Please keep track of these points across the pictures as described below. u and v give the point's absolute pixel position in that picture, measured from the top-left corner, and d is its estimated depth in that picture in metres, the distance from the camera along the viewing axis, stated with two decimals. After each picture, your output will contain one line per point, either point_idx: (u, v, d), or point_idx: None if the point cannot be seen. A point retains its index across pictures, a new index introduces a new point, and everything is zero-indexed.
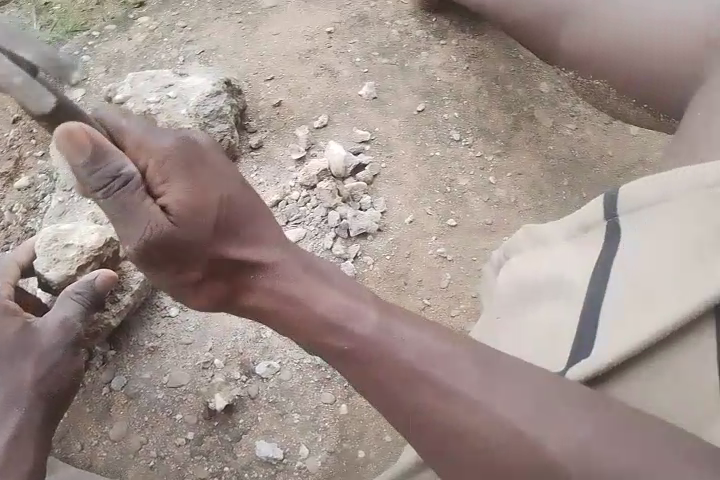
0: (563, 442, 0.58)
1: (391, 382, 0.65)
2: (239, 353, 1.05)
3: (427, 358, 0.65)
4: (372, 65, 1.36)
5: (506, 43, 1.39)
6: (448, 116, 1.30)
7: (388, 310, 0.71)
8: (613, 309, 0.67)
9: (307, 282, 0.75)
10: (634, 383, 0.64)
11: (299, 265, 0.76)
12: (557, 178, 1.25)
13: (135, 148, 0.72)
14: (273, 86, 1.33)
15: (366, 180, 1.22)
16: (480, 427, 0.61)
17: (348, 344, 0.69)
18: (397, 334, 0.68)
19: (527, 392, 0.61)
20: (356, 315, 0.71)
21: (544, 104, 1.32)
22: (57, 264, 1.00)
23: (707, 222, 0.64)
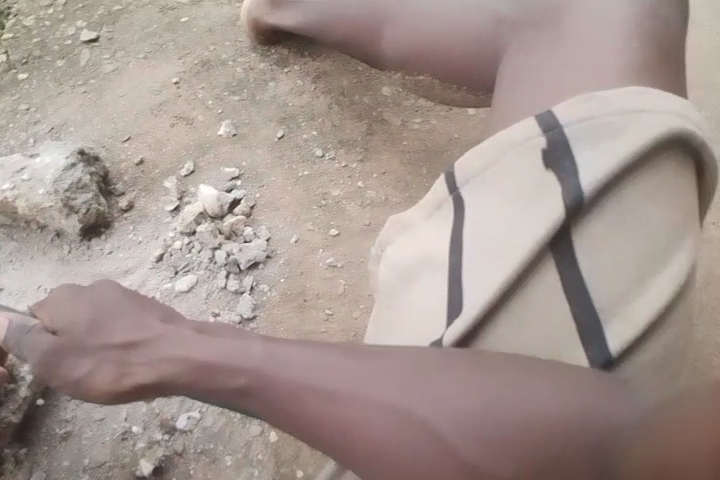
0: (442, 406, 0.63)
1: (288, 401, 0.69)
2: (157, 413, 1.03)
3: (314, 369, 0.69)
4: (226, 105, 1.40)
5: (344, 59, 1.47)
6: (308, 136, 1.37)
7: (273, 339, 0.74)
8: (470, 266, 0.73)
9: (193, 340, 0.76)
10: (504, 330, 0.70)
11: (187, 328, 0.79)
12: (416, 168, 1.36)
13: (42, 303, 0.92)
14: (132, 146, 1.33)
15: (244, 213, 1.26)
16: (368, 417, 0.66)
17: (243, 380, 0.71)
18: (285, 357, 0.72)
19: (405, 373, 0.66)
20: (242, 353, 0.73)
21: (390, 106, 1.42)
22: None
23: (528, 175, 0.74)
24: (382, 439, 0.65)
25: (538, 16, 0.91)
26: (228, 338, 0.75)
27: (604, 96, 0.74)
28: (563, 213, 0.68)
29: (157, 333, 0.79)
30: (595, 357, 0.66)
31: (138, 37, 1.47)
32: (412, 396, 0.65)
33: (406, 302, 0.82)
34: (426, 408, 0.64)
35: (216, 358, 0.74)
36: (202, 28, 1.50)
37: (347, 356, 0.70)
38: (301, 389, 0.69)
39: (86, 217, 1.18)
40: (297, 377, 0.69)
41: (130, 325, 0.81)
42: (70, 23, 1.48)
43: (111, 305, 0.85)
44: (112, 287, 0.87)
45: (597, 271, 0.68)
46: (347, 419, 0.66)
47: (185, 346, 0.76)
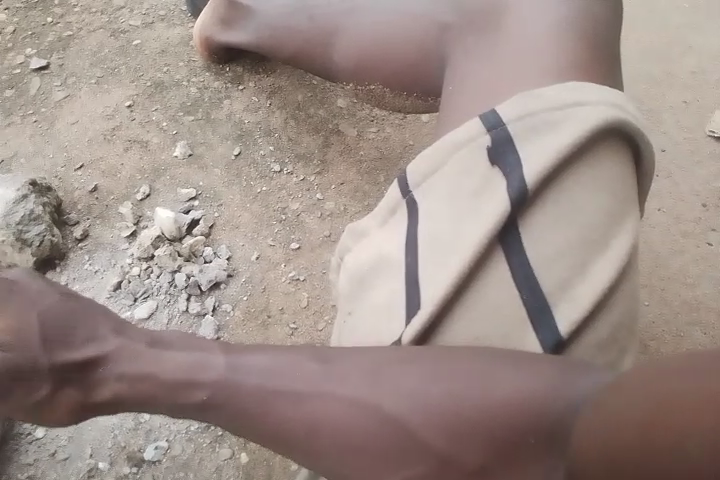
0: (403, 395, 0.65)
1: (252, 407, 0.69)
2: (123, 447, 1.00)
3: (277, 371, 0.70)
4: (181, 125, 1.38)
5: (298, 73, 1.47)
6: (265, 152, 1.37)
7: (232, 348, 0.74)
8: (425, 266, 0.74)
9: (151, 356, 0.75)
10: (460, 324, 0.71)
11: (141, 342, 0.76)
12: (374, 177, 1.37)
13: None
14: (85, 174, 1.31)
15: (203, 233, 1.24)
16: (332, 412, 0.66)
17: (205, 394, 0.71)
18: (246, 364, 0.71)
19: (366, 367, 0.68)
20: (202, 365, 0.72)
21: (345, 116, 1.43)
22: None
23: (475, 173, 0.75)
24: (346, 433, 0.66)
25: (479, 18, 0.92)
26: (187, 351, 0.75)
27: (542, 92, 0.76)
28: (508, 208, 0.70)
29: (113, 351, 0.76)
30: (544, 340, 0.70)
31: (89, 62, 1.45)
32: (374, 388, 0.66)
33: (364, 309, 0.81)
34: (388, 398, 0.65)
35: (177, 372, 0.73)
36: (155, 49, 1.48)
37: (310, 357, 0.71)
38: (265, 393, 0.69)
39: (40, 249, 1.16)
40: (259, 383, 0.69)
41: (86, 340, 0.77)
42: (18, 52, 1.45)
43: (57, 312, 0.79)
44: (54, 291, 0.81)
45: (543, 259, 0.70)
46: (311, 416, 0.67)
47: (144, 362, 0.75)
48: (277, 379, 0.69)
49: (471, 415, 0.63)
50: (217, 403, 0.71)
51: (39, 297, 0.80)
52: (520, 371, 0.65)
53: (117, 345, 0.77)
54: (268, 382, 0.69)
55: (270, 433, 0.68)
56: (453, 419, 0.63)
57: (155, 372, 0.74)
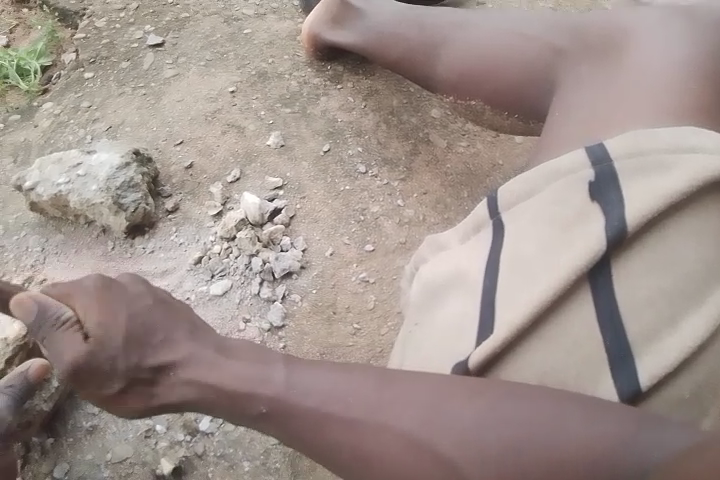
0: (456, 438, 0.64)
1: (306, 424, 0.71)
2: (181, 414, 1.05)
3: (334, 392, 0.71)
4: (277, 116, 1.43)
5: (396, 79, 1.48)
6: (353, 152, 1.38)
7: (293, 362, 0.77)
8: (502, 289, 0.73)
9: (216, 362, 0.79)
10: (534, 354, 0.69)
11: (210, 347, 0.81)
12: (457, 190, 1.35)
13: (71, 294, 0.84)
14: (183, 150, 1.38)
15: (283, 223, 1.28)
16: (384, 443, 0.67)
17: (264, 407, 0.74)
18: (307, 380, 0.73)
19: (423, 402, 0.67)
20: (263, 378, 0.75)
21: (437, 127, 1.43)
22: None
23: (571, 204, 0.72)
24: (397, 468, 0.66)
25: (596, 48, 0.91)
26: (249, 361, 0.79)
27: (655, 132, 0.73)
28: (605, 244, 0.67)
29: (185, 354, 0.80)
30: (622, 388, 0.66)
31: (200, 44, 1.53)
32: (429, 426, 0.66)
33: (432, 322, 0.81)
34: (441, 438, 0.65)
35: (236, 382, 0.76)
36: (263, 40, 1.54)
37: (369, 381, 0.71)
38: (322, 413, 0.71)
39: (133, 215, 1.22)
40: (314, 403, 0.71)
41: (162, 343, 0.81)
42: (138, 28, 1.55)
43: (146, 317, 0.82)
44: (147, 292, 0.85)
45: (632, 305, 0.67)
46: (364, 443, 0.68)
47: (209, 366, 0.79)
48: (335, 399, 0.71)
49: (522, 468, 0.61)
50: (273, 417, 0.74)
51: (128, 295, 0.84)
52: (577, 423, 0.63)
53: (189, 349, 0.81)
54: (326, 402, 0.71)
55: (322, 452, 0.71)
56: (503, 470, 0.62)
57: (217, 378, 0.78)
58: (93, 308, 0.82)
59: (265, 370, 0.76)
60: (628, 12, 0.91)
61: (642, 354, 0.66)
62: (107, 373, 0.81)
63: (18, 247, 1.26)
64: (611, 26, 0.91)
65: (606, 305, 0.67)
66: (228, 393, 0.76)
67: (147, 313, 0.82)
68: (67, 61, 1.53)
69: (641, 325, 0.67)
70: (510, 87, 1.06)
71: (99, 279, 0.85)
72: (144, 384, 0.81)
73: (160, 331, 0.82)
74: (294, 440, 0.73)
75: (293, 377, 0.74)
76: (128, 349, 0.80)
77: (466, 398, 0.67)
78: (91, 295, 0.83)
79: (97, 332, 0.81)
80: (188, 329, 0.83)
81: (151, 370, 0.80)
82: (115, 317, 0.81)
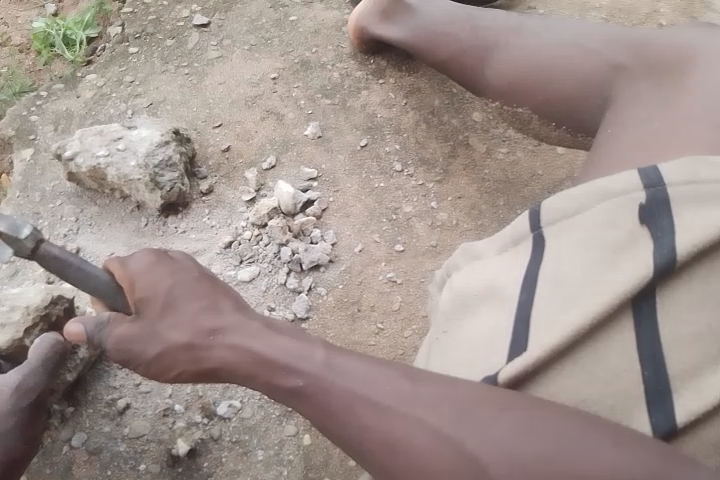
0: (489, 441, 0.65)
1: (337, 407, 0.71)
2: (200, 396, 1.06)
3: (367, 380, 0.71)
4: (317, 106, 1.42)
5: (439, 78, 1.46)
6: (391, 149, 1.37)
7: (331, 347, 0.76)
8: (540, 308, 0.71)
9: (261, 334, 0.78)
10: (567, 379, 0.69)
11: (257, 324, 0.80)
12: (493, 198, 1.33)
13: (124, 263, 0.85)
14: (221, 133, 1.38)
15: (315, 215, 1.27)
16: (416, 437, 0.67)
17: (300, 382, 0.73)
18: (343, 366, 0.73)
19: (458, 401, 0.67)
20: (304, 355, 0.75)
21: (477, 131, 1.41)
22: (3, 329, 1.00)
23: (620, 230, 0.70)
24: (423, 460, 0.66)
25: (657, 68, 0.89)
26: (293, 339, 0.78)
27: (714, 161, 0.70)
28: (652, 273, 0.66)
29: (231, 325, 0.80)
30: (657, 425, 0.65)
31: (247, 28, 1.52)
32: (462, 426, 0.66)
33: (461, 332, 0.80)
34: (473, 439, 0.65)
35: (278, 354, 0.76)
36: (309, 28, 1.53)
37: (403, 375, 0.71)
38: (354, 400, 0.70)
39: (168, 194, 1.23)
40: (349, 387, 0.71)
41: (205, 311, 0.81)
42: (185, 6, 1.56)
43: (186, 287, 0.82)
44: (192, 266, 0.85)
45: (674, 340, 0.65)
46: (393, 433, 0.68)
47: (252, 337, 0.78)
48: (368, 386, 0.70)
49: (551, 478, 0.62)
50: (304, 395, 0.73)
51: (178, 266, 0.85)
52: (611, 444, 0.63)
53: (234, 318, 0.80)
54: (359, 390, 0.70)
55: (346, 438, 0.70)
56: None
57: (258, 350, 0.77)
58: (143, 278, 0.83)
59: (305, 352, 0.75)
60: (696, 33, 0.89)
61: (684, 391, 0.65)
62: (150, 338, 0.81)
63: (53, 215, 1.28)
64: (676, 46, 0.88)
65: (647, 338, 0.66)
66: (263, 382, 0.75)
67: (192, 283, 0.83)
68: (112, 34, 1.53)
69: (685, 361, 0.65)
70: (560, 101, 1.05)
71: (149, 252, 0.85)
72: (184, 350, 0.80)
73: (201, 297, 0.82)
74: (320, 421, 0.72)
75: (332, 361, 0.74)
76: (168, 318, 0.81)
77: (500, 403, 0.67)
78: (141, 268, 0.83)
79: (141, 303, 0.82)
80: (236, 303, 0.83)
81: (191, 330, 0.80)
82: (159, 286, 0.82)
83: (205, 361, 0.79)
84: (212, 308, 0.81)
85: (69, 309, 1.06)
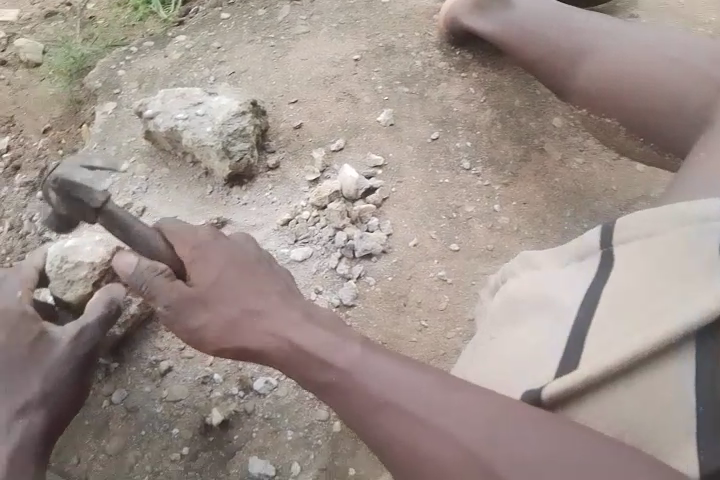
0: (515, 460, 0.62)
1: (367, 403, 0.71)
2: (239, 369, 1.08)
3: (397, 379, 0.71)
4: (393, 93, 1.40)
5: (525, 78, 1.41)
6: (461, 145, 1.33)
7: (368, 344, 0.77)
8: (599, 327, 0.70)
9: (304, 326, 0.81)
10: (615, 403, 0.65)
11: (301, 316, 0.82)
12: (561, 208, 1.27)
13: (185, 235, 0.87)
14: (296, 108, 1.38)
15: (375, 203, 1.26)
16: (442, 444, 0.66)
17: (332, 376, 0.74)
18: (376, 364, 0.73)
19: (486, 414, 0.66)
20: (340, 350, 0.76)
21: (555, 137, 1.34)
22: (72, 285, 1.05)
23: (691, 260, 0.67)
24: (447, 468, 0.65)
25: None
26: (333, 334, 0.79)
27: None
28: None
29: (276, 312, 0.83)
30: (705, 462, 0.58)
31: (337, 6, 1.52)
32: (490, 437, 0.64)
33: (507, 338, 0.79)
34: (499, 451, 0.63)
35: (318, 347, 0.78)
36: (398, 12, 1.51)
37: (433, 380, 0.70)
38: (383, 399, 0.70)
39: (237, 164, 1.25)
40: (381, 386, 0.72)
41: (256, 295, 0.84)
42: None
43: (243, 268, 0.86)
44: (252, 252, 0.89)
45: None
46: (418, 439, 0.67)
47: (296, 329, 0.81)
48: (398, 388, 0.70)
49: None
50: (337, 388, 0.74)
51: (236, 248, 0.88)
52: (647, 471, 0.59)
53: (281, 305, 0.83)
54: (389, 392, 0.70)
55: (374, 437, 0.70)
56: None
57: (300, 341, 0.80)
58: (203, 250, 0.86)
59: (342, 345, 0.77)
60: None
61: None
62: (200, 307, 0.84)
63: (124, 171, 1.32)
64: None
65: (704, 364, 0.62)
66: (300, 370, 0.78)
67: (246, 266, 0.87)
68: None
69: None
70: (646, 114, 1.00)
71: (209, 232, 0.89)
72: (229, 325, 0.83)
73: (255, 280, 0.85)
74: (351, 417, 0.73)
75: (367, 357, 0.75)
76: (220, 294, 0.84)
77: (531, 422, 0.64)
78: (202, 241, 0.87)
79: (197, 278, 0.85)
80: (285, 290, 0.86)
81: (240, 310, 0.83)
82: (217, 265, 0.86)
83: (247, 340, 0.82)
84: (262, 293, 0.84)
85: None
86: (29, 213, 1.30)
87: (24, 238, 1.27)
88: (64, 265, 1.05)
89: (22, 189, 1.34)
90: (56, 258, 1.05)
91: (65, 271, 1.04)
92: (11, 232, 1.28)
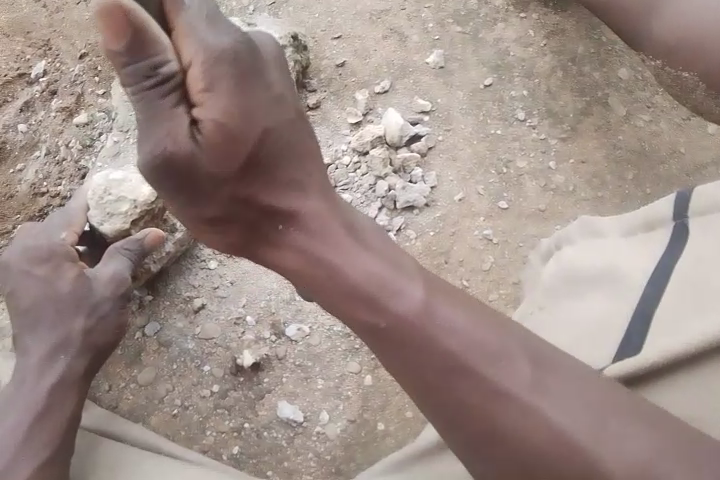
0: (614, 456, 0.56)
1: (432, 365, 0.62)
2: (272, 312, 1.06)
3: (471, 342, 0.62)
4: (445, 33, 1.29)
5: (591, 22, 1.28)
6: (517, 94, 1.23)
7: (431, 287, 0.67)
8: (666, 304, 0.66)
9: (343, 243, 0.70)
10: (680, 389, 0.63)
11: (340, 229, 0.71)
12: (621, 170, 1.18)
13: (203, 42, 0.65)
14: (339, 46, 1.29)
15: (420, 152, 1.18)
16: (528, 426, 0.58)
17: (385, 320, 0.65)
18: (447, 316, 0.64)
19: (593, 398, 0.59)
20: (398, 290, 0.66)
21: (621, 91, 1.23)
22: (111, 218, 0.98)
23: None
24: (532, 451, 0.58)
25: None
26: (383, 261, 0.70)
27: None
28: None
29: (313, 217, 0.72)
30: None
31: None
32: (587, 426, 0.58)
33: (558, 303, 0.76)
34: (596, 442, 0.57)
35: (362, 275, 0.68)
36: None
37: (524, 352, 0.62)
38: (452, 361, 0.62)
39: None
40: (451, 344, 0.62)
41: (289, 191, 0.73)
42: None
43: (278, 142, 0.71)
44: (290, 107, 0.72)
45: None
46: (497, 413, 0.59)
47: (335, 244, 0.71)
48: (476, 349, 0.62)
49: None
50: (396, 332, 0.65)
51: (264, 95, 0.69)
52: None
53: (316, 208, 0.73)
54: (466, 353, 0.62)
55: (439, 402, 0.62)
56: None
57: (338, 263, 0.69)
58: (221, 85, 0.66)
59: (402, 288, 0.67)
60: None
61: None
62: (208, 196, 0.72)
63: None
64: None
65: None
66: (336, 291, 0.69)
67: (281, 145, 0.72)
68: None
69: None
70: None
71: (231, 48, 0.66)
72: (251, 216, 0.74)
73: (289, 164, 0.73)
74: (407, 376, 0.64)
75: (432, 306, 0.65)
76: (239, 183, 0.72)
77: (638, 413, 0.58)
78: (224, 69, 0.66)
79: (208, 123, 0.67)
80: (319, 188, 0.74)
81: (265, 214, 0.73)
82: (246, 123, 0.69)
83: (270, 243, 0.74)
84: (294, 189, 0.73)
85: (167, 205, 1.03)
86: (65, 140, 1.26)
87: (60, 165, 1.25)
88: (104, 198, 0.98)
89: (58, 113, 1.29)
90: (97, 188, 0.97)
91: (105, 204, 0.97)
92: (50, 158, 1.25)
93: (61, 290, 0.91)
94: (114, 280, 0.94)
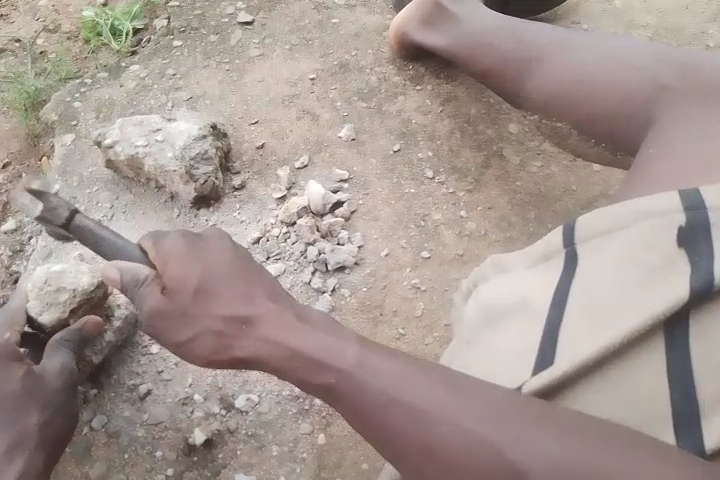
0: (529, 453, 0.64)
1: (372, 408, 0.70)
2: (219, 387, 1.07)
3: (398, 380, 0.70)
4: (353, 109, 1.42)
5: (478, 88, 1.46)
6: (424, 156, 1.37)
7: (365, 343, 0.75)
8: (568, 323, 0.72)
9: (292, 328, 0.78)
10: (594, 395, 0.69)
11: (289, 315, 0.79)
12: (524, 211, 1.32)
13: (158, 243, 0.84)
14: (257, 130, 1.39)
15: (344, 216, 1.28)
16: (456, 443, 0.66)
17: (330, 378, 0.73)
18: (376, 362, 0.72)
19: (502, 407, 0.66)
20: (336, 350, 0.74)
21: (513, 143, 1.39)
22: (50, 307, 1.02)
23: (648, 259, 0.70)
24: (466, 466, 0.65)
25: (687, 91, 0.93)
26: (323, 333, 0.77)
27: None
28: (687, 295, 0.65)
29: (262, 312, 0.79)
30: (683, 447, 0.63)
31: (288, 28, 1.53)
32: (502, 432, 0.65)
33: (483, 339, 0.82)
34: (511, 446, 0.64)
35: (309, 352, 0.75)
36: (349, 31, 1.54)
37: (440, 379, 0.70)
38: (386, 402, 0.69)
39: (202, 187, 1.24)
40: (380, 386, 0.70)
41: (240, 298, 0.81)
42: (230, 3, 1.57)
43: (231, 271, 0.82)
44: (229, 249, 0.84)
45: (710, 371, 0.63)
46: (431, 443, 0.67)
47: (285, 330, 0.77)
48: (402, 389, 0.69)
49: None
50: (340, 391, 0.73)
51: (210, 251, 0.83)
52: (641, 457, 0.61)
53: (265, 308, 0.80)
54: (396, 393, 0.69)
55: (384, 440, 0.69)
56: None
57: (288, 342, 0.76)
58: (178, 264, 0.81)
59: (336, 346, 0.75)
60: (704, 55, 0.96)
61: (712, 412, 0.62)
62: (180, 322, 0.81)
63: (89, 201, 1.29)
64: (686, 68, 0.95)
65: (677, 356, 0.65)
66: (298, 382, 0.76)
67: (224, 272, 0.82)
68: (157, 27, 1.54)
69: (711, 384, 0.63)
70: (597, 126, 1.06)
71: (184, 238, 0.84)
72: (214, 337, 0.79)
73: (240, 280, 0.82)
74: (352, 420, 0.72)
75: (362, 355, 0.73)
76: (199, 306, 0.80)
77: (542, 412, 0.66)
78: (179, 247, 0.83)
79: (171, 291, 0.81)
80: (268, 291, 0.82)
81: (229, 321, 0.79)
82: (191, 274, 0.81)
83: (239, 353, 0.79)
84: (248, 295, 0.81)
85: (107, 295, 1.06)
86: None
87: None
88: (44, 288, 1.02)
89: None
90: (38, 280, 1.03)
91: (45, 294, 1.02)
92: None
93: (7, 390, 0.92)
94: (61, 374, 0.96)
